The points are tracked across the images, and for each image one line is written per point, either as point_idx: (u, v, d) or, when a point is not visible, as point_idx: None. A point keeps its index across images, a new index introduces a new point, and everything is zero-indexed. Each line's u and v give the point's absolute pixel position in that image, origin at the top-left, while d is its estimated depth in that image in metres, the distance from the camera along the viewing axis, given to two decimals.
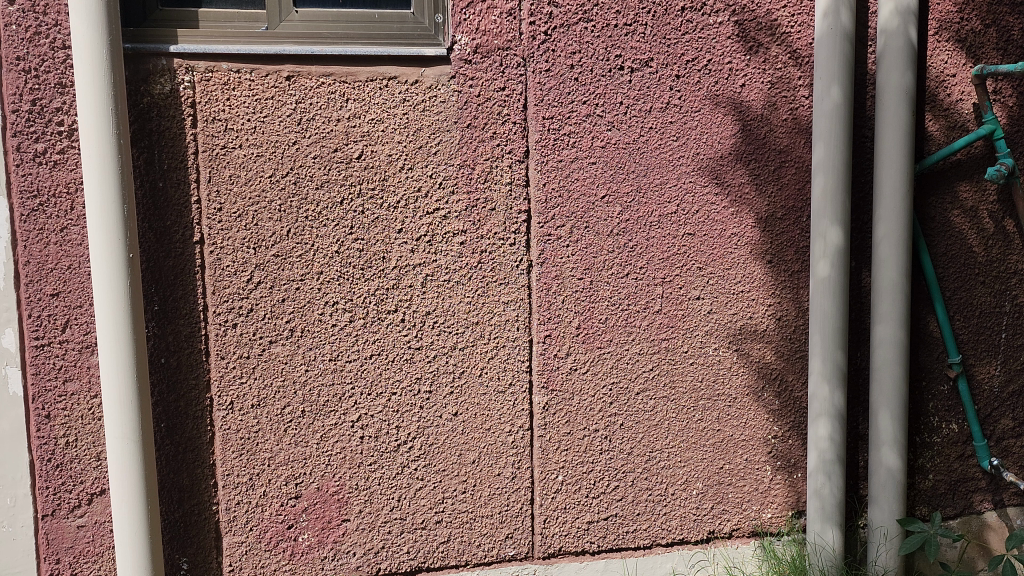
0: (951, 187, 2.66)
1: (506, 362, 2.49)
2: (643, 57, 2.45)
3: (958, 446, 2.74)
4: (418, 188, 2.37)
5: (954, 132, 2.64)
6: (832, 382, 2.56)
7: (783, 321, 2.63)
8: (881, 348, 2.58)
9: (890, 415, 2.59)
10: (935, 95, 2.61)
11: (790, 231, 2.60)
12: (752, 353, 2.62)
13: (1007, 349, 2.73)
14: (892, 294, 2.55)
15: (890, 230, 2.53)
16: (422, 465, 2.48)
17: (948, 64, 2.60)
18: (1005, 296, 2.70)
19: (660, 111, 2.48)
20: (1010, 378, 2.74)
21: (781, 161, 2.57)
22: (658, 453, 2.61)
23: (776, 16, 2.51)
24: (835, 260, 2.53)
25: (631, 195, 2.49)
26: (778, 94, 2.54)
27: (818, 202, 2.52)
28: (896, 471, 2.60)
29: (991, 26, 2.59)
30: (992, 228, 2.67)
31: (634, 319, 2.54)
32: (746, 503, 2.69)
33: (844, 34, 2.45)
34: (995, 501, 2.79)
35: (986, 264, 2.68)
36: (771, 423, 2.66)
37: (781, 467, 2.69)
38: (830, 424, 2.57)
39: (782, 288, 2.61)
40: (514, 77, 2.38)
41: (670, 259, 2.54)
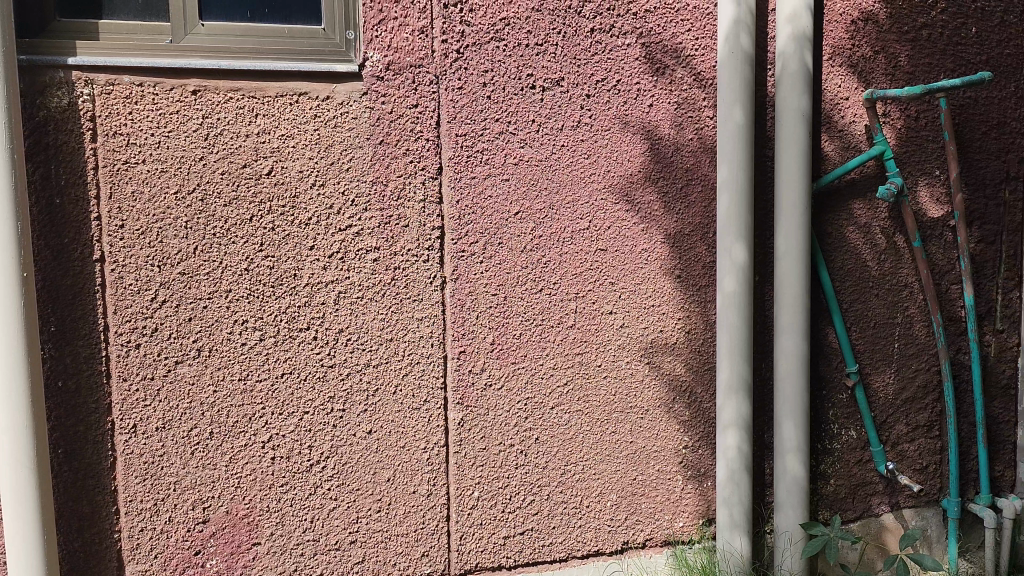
0: (846, 205, 2.79)
1: (420, 379, 2.48)
2: (554, 76, 2.50)
3: (857, 452, 2.87)
4: (329, 204, 2.35)
5: (847, 152, 2.78)
6: (739, 393, 2.64)
7: (692, 335, 2.70)
8: (783, 359, 2.68)
9: (793, 424, 2.69)
10: (829, 117, 2.75)
11: (696, 247, 2.67)
12: (663, 366, 2.68)
13: (901, 358, 2.87)
14: (793, 308, 2.66)
15: (791, 246, 2.64)
16: (336, 484, 2.45)
17: (841, 88, 2.74)
18: (897, 308, 2.85)
19: (571, 129, 2.53)
20: (904, 385, 2.88)
21: (687, 179, 2.65)
22: (573, 466, 2.64)
23: (680, 39, 2.60)
24: (741, 275, 2.62)
25: (543, 212, 2.53)
26: (683, 115, 2.63)
27: (724, 220, 2.61)
28: (800, 478, 2.70)
29: (880, 53, 2.74)
30: (884, 243, 2.82)
31: (548, 334, 2.57)
32: (658, 513, 2.74)
33: (744, 58, 2.55)
34: (892, 503, 2.92)
35: (879, 277, 2.82)
36: (681, 434, 2.73)
37: (692, 477, 2.75)
38: (738, 433, 2.65)
39: (690, 302, 2.69)
40: (426, 95, 2.39)
41: (582, 275, 2.58)
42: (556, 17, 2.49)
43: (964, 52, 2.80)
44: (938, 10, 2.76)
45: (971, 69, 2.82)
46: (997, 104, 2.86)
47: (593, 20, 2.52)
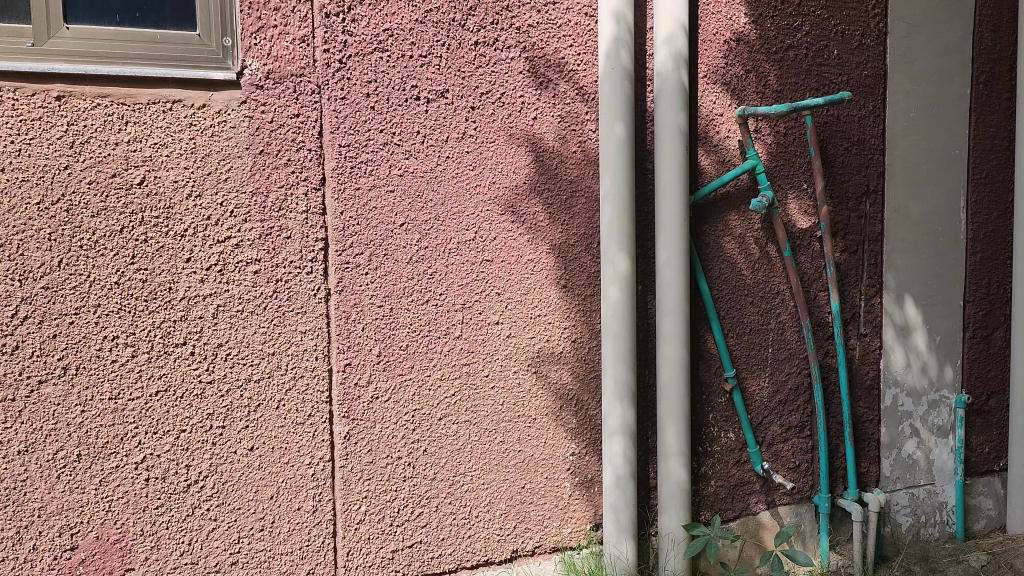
0: (722, 216, 2.91)
1: (304, 393, 2.43)
2: (438, 88, 2.51)
3: (735, 453, 2.99)
4: (206, 215, 2.29)
5: (722, 166, 2.90)
6: (624, 400, 2.70)
7: (578, 344, 2.75)
8: (666, 366, 2.77)
9: (675, 428, 2.77)
10: (705, 132, 2.86)
11: (581, 257, 2.73)
12: (550, 375, 2.72)
13: (774, 362, 3.01)
14: (674, 316, 2.75)
15: (671, 256, 2.73)
16: (215, 504, 2.37)
17: (716, 105, 2.86)
18: (770, 314, 2.99)
19: (456, 141, 2.55)
20: (778, 388, 3.02)
21: (571, 190, 2.70)
22: (461, 477, 2.64)
23: (563, 54, 2.66)
24: (624, 285, 2.68)
25: (429, 223, 2.54)
26: (567, 128, 2.68)
27: (607, 231, 2.67)
28: (682, 481, 2.78)
29: (751, 72, 2.88)
30: (757, 253, 2.95)
31: (435, 346, 2.58)
32: (547, 520, 2.77)
33: (624, 74, 2.62)
34: (768, 502, 3.05)
35: (753, 285, 2.95)
36: (568, 441, 2.77)
37: (579, 483, 2.79)
38: (623, 440, 2.71)
39: (575, 311, 2.74)
40: (308, 104, 2.36)
41: (469, 285, 2.60)
42: (440, 30, 2.50)
43: (827, 73, 2.99)
44: (803, 33, 2.93)
45: (833, 89, 3.00)
46: (857, 122, 3.05)
47: (477, 33, 2.55)
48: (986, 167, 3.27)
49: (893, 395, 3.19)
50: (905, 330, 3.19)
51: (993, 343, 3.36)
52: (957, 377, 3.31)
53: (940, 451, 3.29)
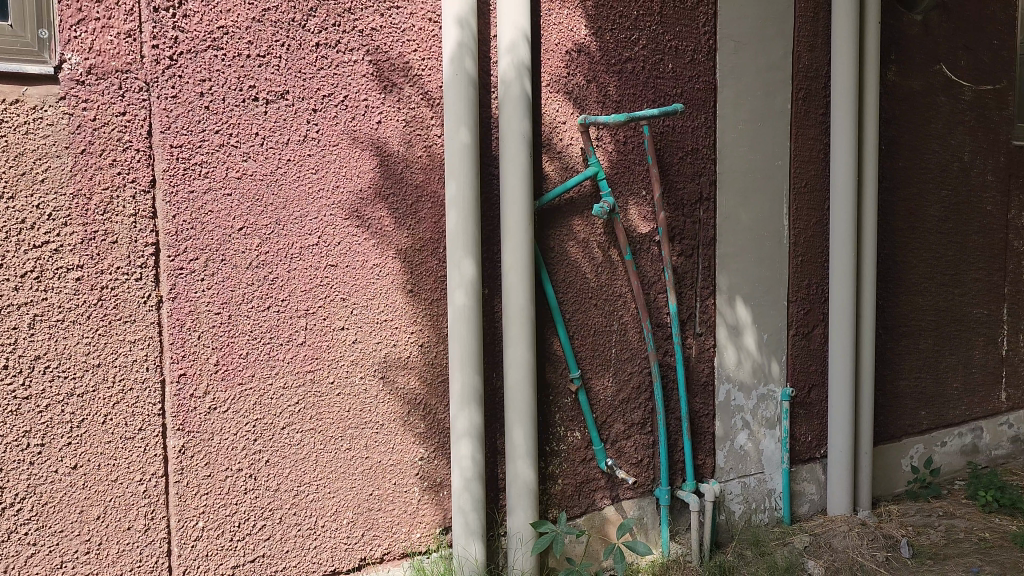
0: (566, 221, 2.99)
1: (135, 407, 2.31)
2: (277, 89, 2.45)
3: (581, 451, 3.07)
4: (20, 218, 2.13)
5: (566, 173, 2.98)
6: (471, 404, 2.72)
7: (426, 348, 2.76)
8: (513, 369, 2.81)
9: (522, 430, 2.82)
10: (549, 139, 2.93)
11: (428, 262, 2.74)
12: (397, 380, 2.72)
13: (617, 362, 3.12)
14: (520, 319, 2.80)
15: (517, 260, 2.78)
16: (34, 528, 2.21)
17: (559, 113, 2.94)
18: (613, 316, 3.10)
19: (297, 144, 2.49)
20: (621, 387, 3.14)
21: (417, 195, 2.71)
22: (306, 487, 2.58)
23: (407, 58, 2.66)
24: (470, 289, 2.70)
25: (269, 228, 2.47)
26: (412, 132, 2.68)
27: (453, 235, 2.69)
28: (530, 481, 2.83)
29: (592, 82, 2.99)
30: (600, 257, 3.06)
31: (277, 352, 2.51)
32: (396, 526, 2.75)
33: (468, 80, 2.65)
34: (613, 497, 3.15)
35: (596, 288, 3.06)
36: (417, 445, 2.77)
37: (428, 487, 2.80)
38: (471, 443, 2.73)
39: (423, 315, 2.75)
40: (135, 102, 2.25)
41: (312, 291, 2.55)
42: (278, 29, 2.44)
43: (663, 85, 3.14)
44: (640, 47, 3.07)
45: (668, 101, 3.16)
46: (690, 132, 3.22)
47: (318, 34, 2.50)
48: (805, 177, 3.54)
49: (726, 390, 3.39)
50: (737, 329, 3.39)
51: (814, 340, 3.63)
52: (782, 372, 3.55)
53: (768, 441, 3.52)
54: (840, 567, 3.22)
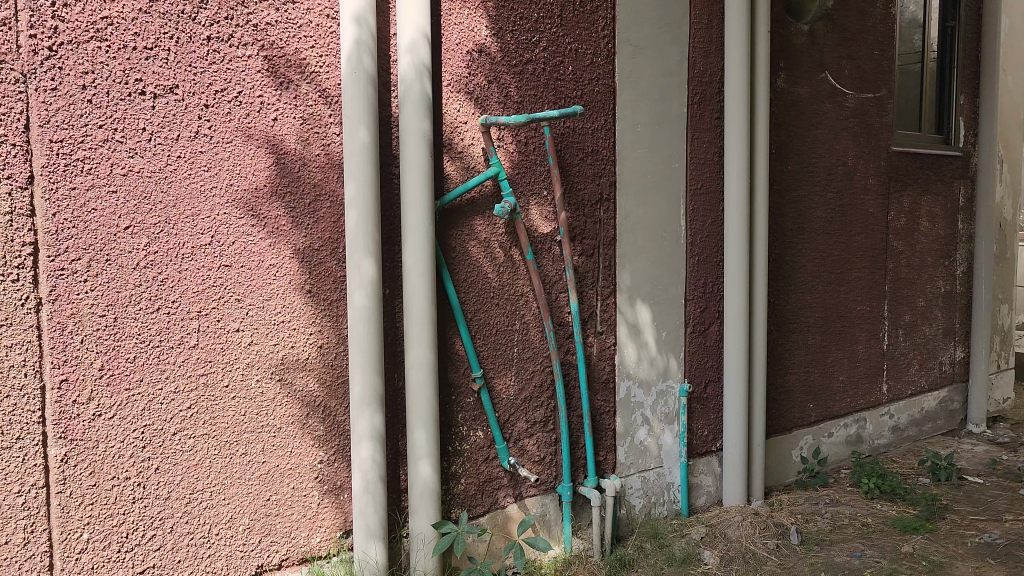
0: (467, 221, 2.99)
1: (12, 415, 2.19)
2: (166, 83, 2.37)
3: (484, 451, 3.07)
4: None
5: (467, 173, 2.98)
6: (371, 405, 2.69)
7: (325, 349, 2.72)
8: (414, 370, 2.79)
9: (424, 431, 2.81)
10: (451, 139, 2.93)
11: (326, 262, 2.70)
12: (295, 383, 2.67)
13: (519, 361, 3.15)
14: (420, 320, 2.78)
15: (417, 261, 2.76)
16: None
17: (460, 113, 2.94)
18: (515, 315, 3.12)
19: (187, 140, 2.42)
20: (523, 385, 3.16)
21: (315, 195, 2.67)
22: (199, 494, 2.51)
23: (303, 55, 2.62)
24: (370, 290, 2.68)
25: (158, 226, 2.39)
26: (308, 130, 2.64)
27: (352, 235, 2.65)
28: (431, 482, 2.82)
29: (493, 83, 3.00)
30: (501, 257, 3.08)
31: (167, 356, 2.43)
32: (294, 531, 2.70)
33: (367, 78, 2.62)
34: (516, 495, 3.16)
35: (498, 287, 3.07)
36: (316, 449, 2.72)
37: (328, 491, 2.76)
38: (371, 445, 2.70)
39: (322, 316, 2.71)
40: (11, 95, 2.14)
41: (205, 292, 2.48)
42: (167, 21, 2.36)
43: (563, 87, 3.18)
44: (540, 48, 3.11)
45: (568, 103, 3.20)
46: (590, 134, 3.28)
47: (209, 27, 2.43)
48: (700, 179, 3.65)
49: (626, 387, 3.46)
50: (636, 328, 3.47)
51: (709, 337, 3.75)
52: (680, 368, 3.65)
53: (667, 436, 3.62)
54: (734, 556, 3.33)
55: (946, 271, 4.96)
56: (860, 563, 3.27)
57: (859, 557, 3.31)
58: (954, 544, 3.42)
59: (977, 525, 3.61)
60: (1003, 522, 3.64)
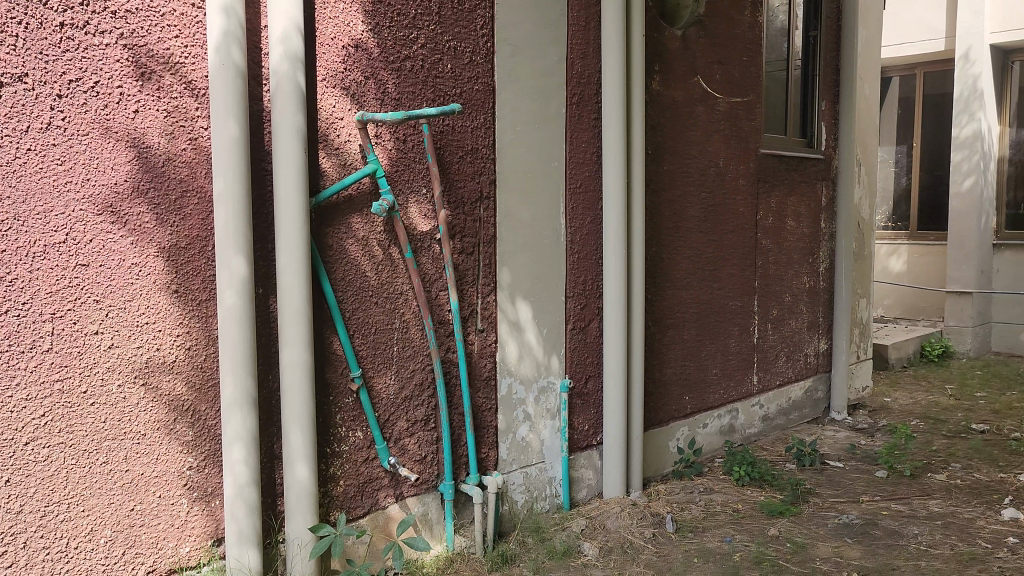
0: (345, 218, 2.93)
1: None
2: (15, 71, 2.22)
3: (364, 451, 3.03)
4: None
5: (345, 169, 2.93)
6: (244, 407, 2.61)
7: (193, 351, 2.62)
8: (289, 370, 2.72)
9: (300, 432, 2.74)
10: (327, 134, 2.86)
11: (194, 261, 2.61)
12: (161, 386, 2.56)
13: (399, 360, 3.12)
14: (295, 319, 2.72)
15: (291, 259, 2.69)
16: None
17: (336, 108, 2.88)
18: (394, 314, 3.10)
19: (38, 132, 2.27)
20: (403, 384, 3.14)
21: (181, 191, 2.56)
22: (56, 506, 2.36)
23: (167, 45, 2.51)
24: (241, 289, 2.59)
25: (7, 223, 2.24)
26: (173, 124, 2.54)
27: (221, 232, 2.57)
28: (308, 484, 2.76)
29: (370, 79, 2.96)
30: (380, 255, 3.04)
31: (17, 361, 2.27)
32: (162, 541, 2.59)
33: (235, 70, 2.54)
34: (396, 495, 3.14)
35: (377, 286, 3.04)
36: (184, 455, 2.62)
37: (198, 498, 2.66)
38: (244, 448, 2.62)
39: (189, 317, 2.61)
40: None
41: (60, 293, 2.34)
42: (14, 5, 2.21)
43: (441, 84, 3.18)
44: (418, 45, 3.09)
45: (447, 100, 3.20)
46: (470, 132, 3.29)
47: (62, 13, 2.30)
48: (579, 178, 3.72)
49: (508, 384, 3.48)
50: (517, 325, 3.50)
51: (589, 333, 3.83)
52: (561, 364, 3.71)
53: (548, 431, 3.67)
54: (612, 546, 3.41)
55: (810, 267, 5.24)
56: (730, 547, 3.41)
57: (729, 542, 3.46)
58: (816, 526, 3.62)
59: (837, 507, 3.84)
60: (860, 503, 3.88)
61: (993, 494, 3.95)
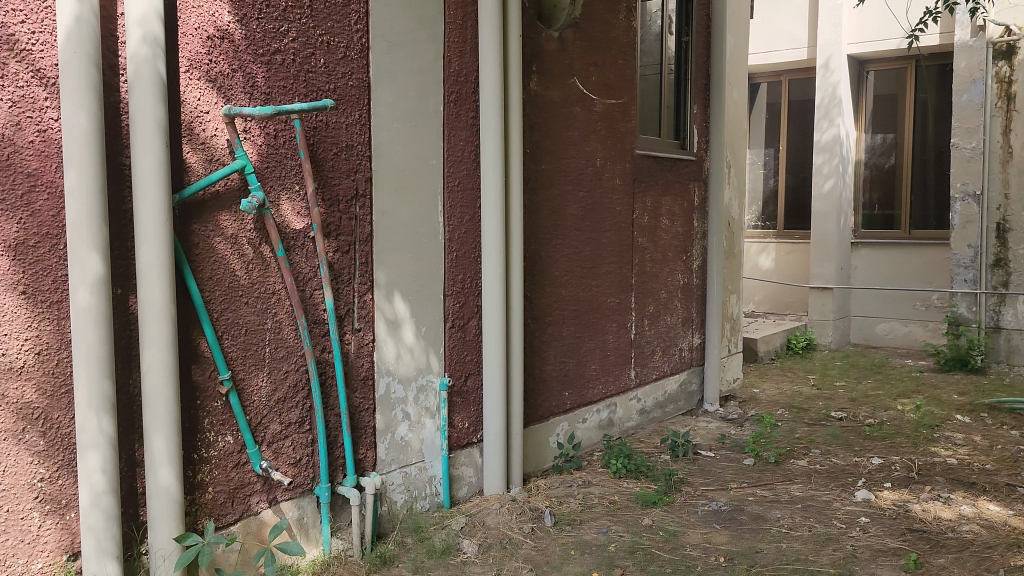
0: (213, 215, 2.83)
1: None
2: None
3: (234, 456, 2.92)
4: None
5: (211, 165, 2.82)
6: (100, 411, 2.48)
7: (44, 356, 2.48)
8: (150, 372, 2.60)
9: (163, 437, 2.62)
10: (191, 128, 2.75)
11: (45, 259, 2.46)
12: (9, 394, 2.40)
13: (271, 361, 3.04)
14: (157, 319, 2.60)
15: (152, 256, 2.57)
16: None
17: (202, 101, 2.77)
18: (266, 314, 3.01)
19: None
20: (276, 387, 3.06)
21: (29, 185, 2.41)
22: None
23: (13, 30, 2.36)
24: (96, 287, 2.46)
25: None
26: (20, 114, 2.39)
27: (74, 228, 2.43)
28: (173, 491, 2.64)
29: (238, 71, 2.86)
30: (251, 254, 2.95)
31: None
32: (11, 559, 2.42)
33: (87, 58, 2.41)
34: (269, 500, 3.05)
35: (248, 285, 2.94)
36: (36, 466, 2.47)
37: (51, 511, 2.51)
38: (101, 455, 2.49)
39: (40, 320, 2.46)
40: None
41: None
42: None
43: (314, 79, 3.11)
44: (289, 39, 3.02)
45: (320, 95, 3.14)
46: (345, 128, 3.24)
47: None
48: (457, 177, 3.72)
49: (386, 384, 3.45)
50: (395, 324, 3.47)
51: (469, 331, 3.84)
52: (440, 363, 3.71)
53: (428, 430, 3.66)
54: (491, 542, 3.43)
55: (684, 265, 5.43)
56: (606, 538, 3.49)
57: (604, 533, 3.54)
58: (687, 513, 3.75)
59: (707, 495, 3.99)
60: (729, 490, 4.05)
61: (848, 477, 4.21)
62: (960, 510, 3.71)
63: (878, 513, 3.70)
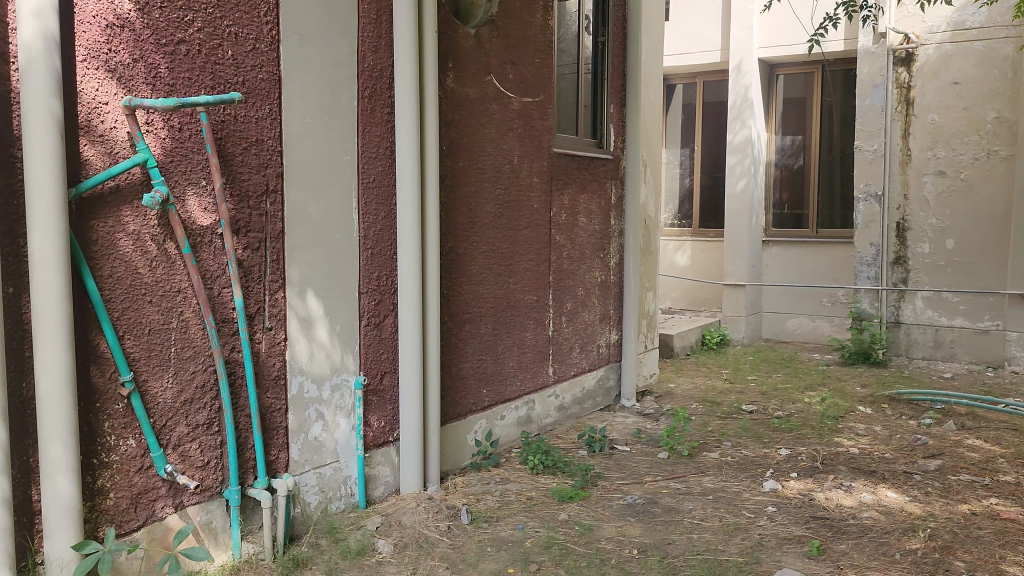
0: (112, 211, 2.72)
1: None
2: None
3: (137, 461, 2.82)
4: None
5: (110, 158, 2.71)
6: None
7: None
8: (46, 375, 2.48)
9: (60, 443, 2.51)
10: (88, 120, 2.64)
11: None
12: None
13: (177, 362, 2.94)
14: (52, 320, 2.48)
15: (46, 253, 2.46)
16: None
17: (100, 92, 2.66)
18: (171, 313, 2.91)
19: None
20: (182, 388, 2.96)
21: None
22: None
23: None
24: None
25: None
26: None
27: None
28: (70, 498, 2.53)
29: (139, 61, 2.76)
30: (154, 251, 2.85)
31: None
32: None
33: None
34: (175, 505, 2.95)
35: (151, 283, 2.84)
36: None
37: None
38: None
39: None
40: None
41: None
42: None
43: (221, 72, 3.03)
44: (194, 29, 2.93)
45: (228, 88, 3.06)
46: (254, 122, 3.16)
47: None
48: (372, 173, 3.68)
49: (298, 383, 3.39)
50: (308, 322, 3.41)
51: (384, 329, 3.80)
52: (355, 362, 3.66)
53: (342, 430, 3.61)
54: (407, 542, 3.40)
55: (600, 263, 5.50)
56: (522, 534, 3.51)
57: (521, 529, 3.56)
58: (602, 507, 3.81)
59: (622, 489, 4.05)
60: (643, 483, 4.13)
61: (757, 468, 4.34)
62: (861, 497, 3.87)
63: (785, 502, 3.82)
